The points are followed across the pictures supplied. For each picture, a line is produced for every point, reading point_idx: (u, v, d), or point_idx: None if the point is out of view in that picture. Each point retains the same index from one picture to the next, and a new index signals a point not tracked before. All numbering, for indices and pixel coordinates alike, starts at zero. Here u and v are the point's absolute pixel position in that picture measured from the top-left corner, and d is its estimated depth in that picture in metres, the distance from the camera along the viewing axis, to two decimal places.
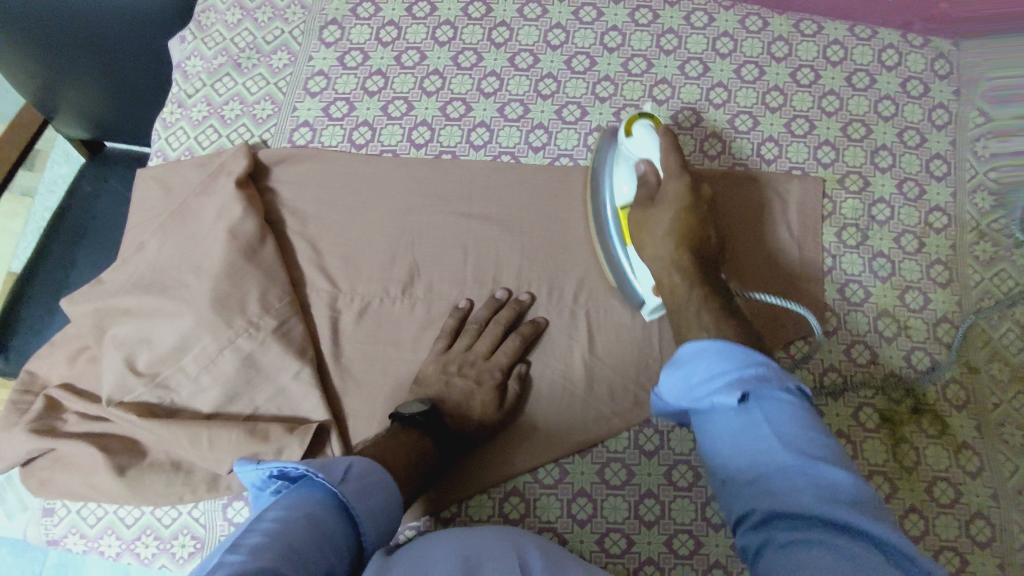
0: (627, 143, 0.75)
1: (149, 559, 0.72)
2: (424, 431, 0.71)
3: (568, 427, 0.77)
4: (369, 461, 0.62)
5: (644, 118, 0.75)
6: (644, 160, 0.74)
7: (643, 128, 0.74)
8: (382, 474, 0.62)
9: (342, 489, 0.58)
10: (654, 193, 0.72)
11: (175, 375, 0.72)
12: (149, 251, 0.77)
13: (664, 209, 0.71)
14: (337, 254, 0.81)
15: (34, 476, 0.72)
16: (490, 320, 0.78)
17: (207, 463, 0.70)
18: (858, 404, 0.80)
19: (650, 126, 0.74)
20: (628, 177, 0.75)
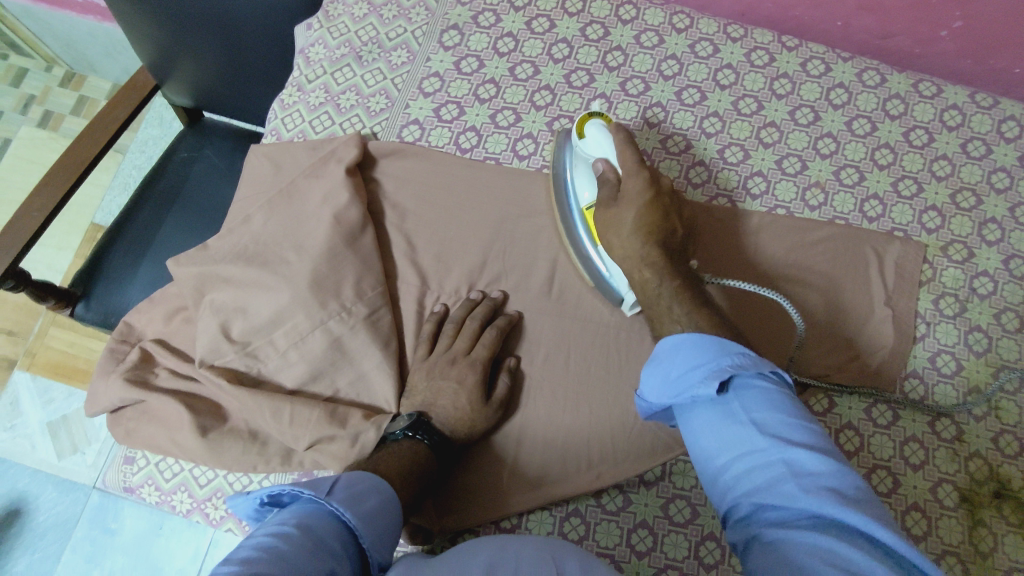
0: (581, 145, 0.78)
1: (217, 521, 0.74)
2: (415, 437, 0.70)
3: (550, 444, 0.76)
4: (356, 472, 0.61)
5: (596, 117, 0.78)
6: (602, 159, 0.76)
7: (595, 128, 0.77)
8: (371, 481, 0.61)
9: (333, 495, 0.56)
10: (617, 194, 0.74)
11: (265, 347, 0.75)
12: (255, 224, 0.79)
13: (628, 203, 0.72)
14: (430, 251, 0.82)
15: (122, 423, 0.75)
16: (467, 318, 0.78)
17: (285, 438, 0.71)
18: (938, 480, 0.77)
19: (604, 126, 0.77)
20: (589, 181, 0.78)
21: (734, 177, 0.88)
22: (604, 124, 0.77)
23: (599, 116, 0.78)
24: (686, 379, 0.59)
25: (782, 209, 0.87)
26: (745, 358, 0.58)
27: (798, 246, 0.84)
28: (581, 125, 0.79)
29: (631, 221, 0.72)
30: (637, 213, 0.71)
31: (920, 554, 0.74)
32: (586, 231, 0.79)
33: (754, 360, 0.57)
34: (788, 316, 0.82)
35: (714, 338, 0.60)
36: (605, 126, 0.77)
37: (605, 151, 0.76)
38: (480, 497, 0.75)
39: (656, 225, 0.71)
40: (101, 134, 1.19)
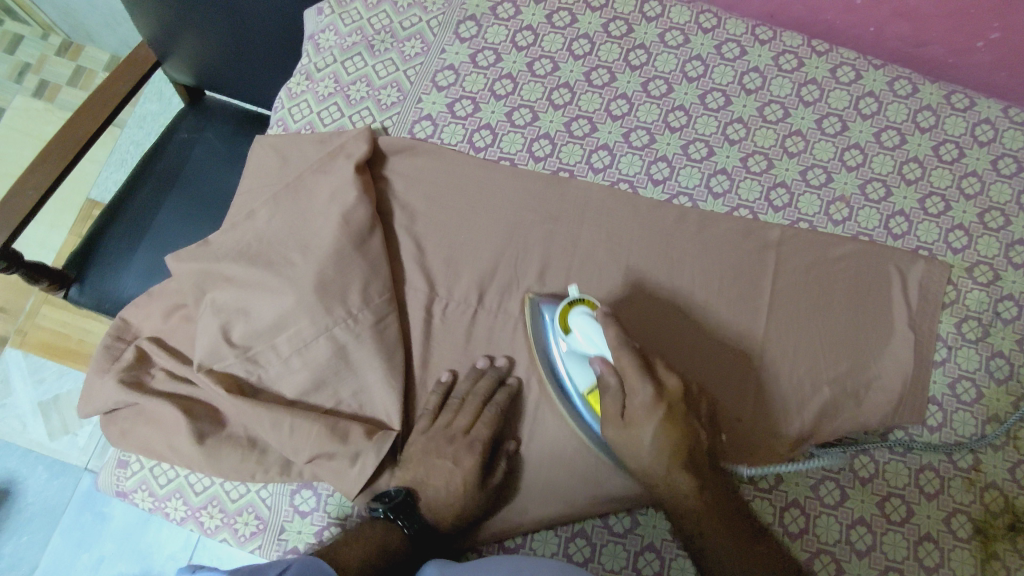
0: (570, 340, 0.71)
1: (211, 530, 0.72)
2: (394, 520, 0.68)
3: (558, 471, 0.73)
4: (309, 560, 0.59)
5: (579, 306, 0.71)
6: (598, 356, 0.68)
7: (581, 319, 0.70)
8: (320, 572, 0.59)
9: None
10: (625, 412, 0.66)
11: (267, 351, 0.72)
12: (258, 221, 0.76)
13: (646, 424, 0.65)
14: (439, 255, 0.80)
15: (116, 425, 0.73)
16: (470, 393, 0.73)
17: (285, 449, 0.69)
18: (952, 509, 0.75)
19: (588, 315, 0.70)
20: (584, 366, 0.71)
21: (757, 188, 0.85)
22: (589, 313, 0.70)
23: (582, 305, 0.71)
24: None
25: (804, 223, 0.84)
26: None
27: (819, 264, 0.82)
28: (564, 316, 0.72)
29: (645, 406, 0.65)
30: (657, 430, 0.64)
31: None
32: (591, 417, 0.72)
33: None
34: (807, 337, 0.79)
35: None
36: (591, 315, 0.70)
37: (601, 349, 0.68)
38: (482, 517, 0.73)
39: (681, 445, 0.65)
40: (99, 112, 1.14)
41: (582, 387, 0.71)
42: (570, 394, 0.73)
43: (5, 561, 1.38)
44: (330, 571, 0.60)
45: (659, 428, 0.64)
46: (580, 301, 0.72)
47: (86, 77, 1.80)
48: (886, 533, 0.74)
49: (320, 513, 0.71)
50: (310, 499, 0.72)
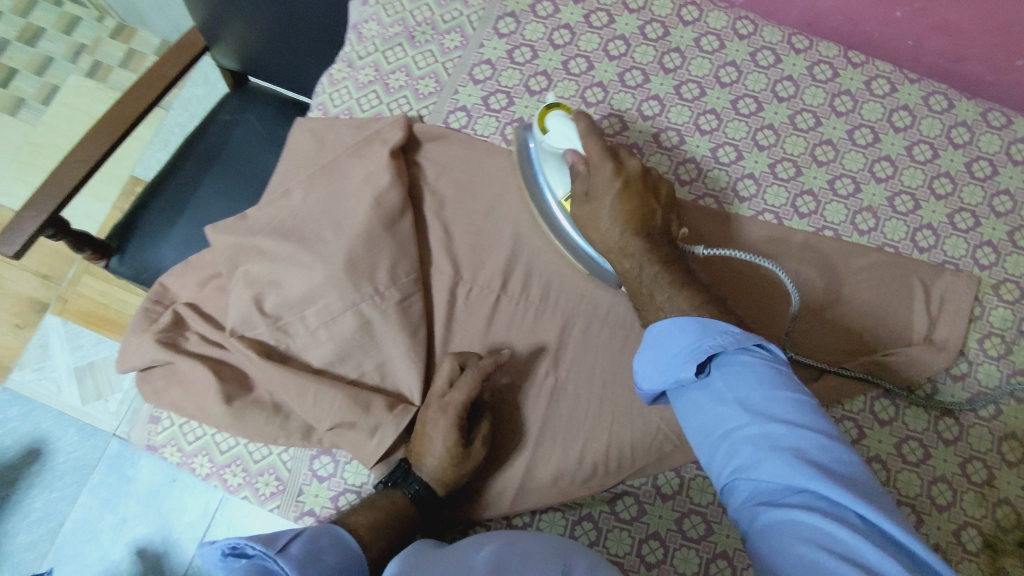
0: (547, 140, 0.78)
1: (234, 488, 0.75)
2: (404, 486, 0.71)
3: (569, 456, 0.75)
4: (321, 528, 0.64)
5: (554, 108, 0.78)
6: (570, 149, 0.75)
7: (558, 119, 0.76)
8: (333, 534, 0.64)
9: (284, 552, 0.59)
10: (590, 190, 0.73)
11: (296, 323, 0.75)
12: (295, 199, 0.79)
13: (604, 197, 0.72)
14: (466, 241, 0.82)
15: (150, 383, 0.76)
16: (471, 368, 0.71)
17: (309, 416, 0.72)
18: (962, 523, 0.75)
19: (564, 115, 0.76)
20: (560, 173, 0.78)
21: (783, 194, 0.85)
22: (564, 114, 0.77)
23: (557, 106, 0.78)
24: (687, 358, 0.57)
25: (829, 231, 0.84)
26: (728, 338, 0.57)
27: (840, 271, 0.82)
28: (542, 120, 0.79)
29: (607, 180, 0.72)
30: (614, 201, 0.71)
31: None
32: (569, 224, 0.78)
33: (737, 336, 0.56)
34: (821, 341, 0.81)
35: (712, 320, 0.59)
36: (567, 116, 0.76)
37: (570, 142, 0.75)
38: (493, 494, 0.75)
39: (636, 212, 0.71)
40: (151, 92, 1.19)
41: (559, 196, 0.78)
42: (550, 208, 0.80)
43: (35, 516, 1.44)
44: (340, 529, 0.65)
45: (620, 197, 0.71)
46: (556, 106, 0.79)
47: (136, 59, 1.87)
48: None
49: (337, 479, 0.74)
50: (328, 466, 0.75)
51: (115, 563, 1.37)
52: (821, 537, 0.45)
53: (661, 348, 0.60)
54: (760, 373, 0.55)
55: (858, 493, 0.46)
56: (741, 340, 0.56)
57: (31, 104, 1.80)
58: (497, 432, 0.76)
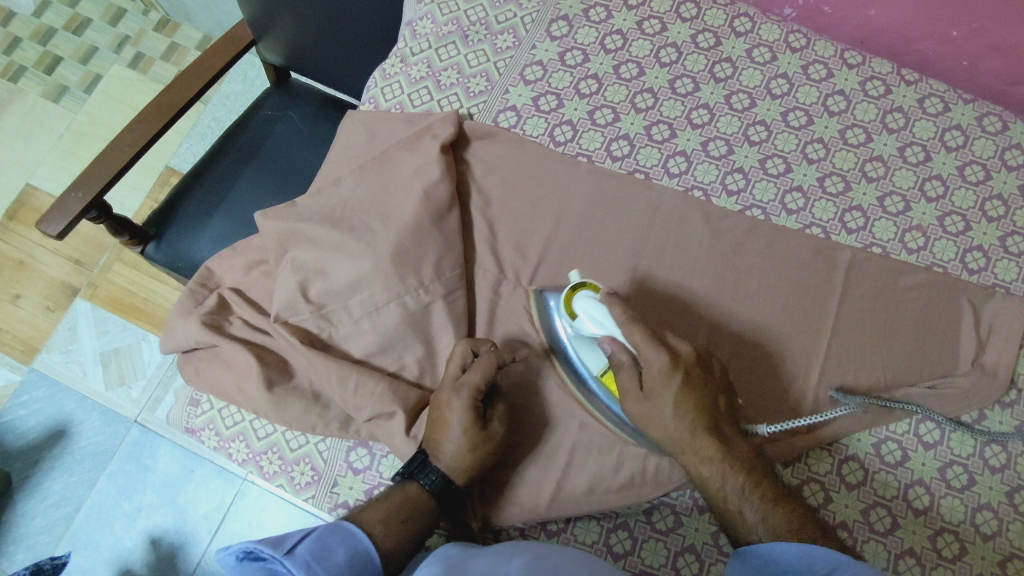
0: (575, 326, 0.72)
1: (269, 475, 0.75)
2: (416, 479, 0.68)
3: (605, 462, 0.74)
4: (332, 526, 0.62)
5: (583, 292, 0.72)
6: (606, 336, 0.70)
7: (585, 305, 0.71)
8: (343, 530, 0.62)
9: (290, 554, 0.58)
10: (642, 385, 0.69)
11: (340, 312, 0.75)
12: (344, 188, 0.80)
13: (665, 391, 0.68)
14: (510, 240, 0.82)
15: (192, 364, 0.77)
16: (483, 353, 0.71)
17: (348, 406, 0.72)
18: (1008, 553, 0.72)
19: (593, 297, 0.71)
20: (592, 347, 0.74)
21: (831, 209, 0.85)
22: (593, 297, 0.71)
23: (586, 292, 0.72)
24: (795, 568, 0.60)
25: (877, 248, 0.83)
26: (824, 560, 0.60)
27: (888, 291, 0.81)
28: (569, 304, 0.73)
29: (661, 374, 0.68)
30: (669, 362, 0.68)
31: None
32: (609, 398, 0.74)
33: (846, 563, 0.59)
34: (868, 360, 0.78)
35: (822, 547, 0.61)
36: (594, 299, 0.71)
37: (610, 331, 0.70)
38: (527, 496, 0.74)
39: (693, 394, 0.68)
40: (198, 81, 1.21)
41: (594, 368, 0.74)
42: (580, 375, 0.75)
43: (53, 499, 1.44)
44: (351, 526, 0.63)
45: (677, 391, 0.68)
46: (581, 285, 0.74)
47: (179, 51, 1.90)
48: (937, 568, 0.72)
49: (373, 472, 0.74)
50: (365, 459, 0.74)
51: (128, 549, 1.37)
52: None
53: (769, 570, 0.62)
54: None
55: None
56: (822, 562, 0.60)
57: (75, 90, 1.83)
58: (534, 434, 0.76)
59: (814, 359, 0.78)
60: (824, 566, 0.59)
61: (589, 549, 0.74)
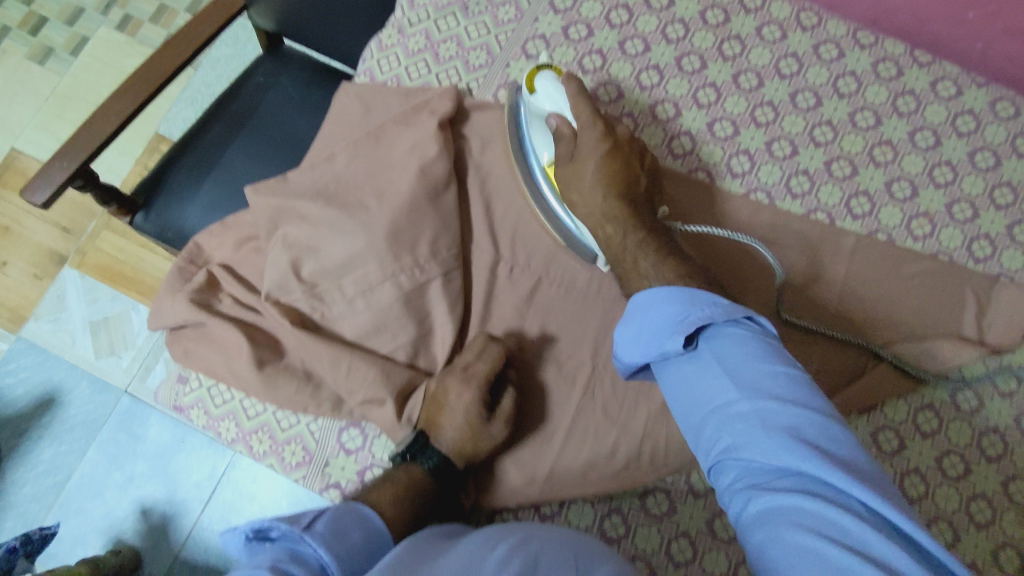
0: (534, 101, 0.77)
1: (259, 455, 0.74)
2: (414, 460, 0.68)
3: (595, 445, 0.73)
4: (344, 505, 0.61)
5: (545, 71, 0.76)
6: (556, 113, 0.75)
7: (546, 80, 0.76)
8: (356, 513, 0.61)
9: (312, 529, 0.56)
10: (574, 151, 0.73)
11: (333, 291, 0.73)
12: (339, 165, 0.78)
13: (591, 156, 0.72)
14: (509, 220, 0.80)
15: (180, 343, 0.75)
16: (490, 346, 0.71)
17: (339, 388, 0.71)
18: (1002, 542, 0.71)
19: (554, 78, 0.76)
20: (546, 136, 0.77)
21: (837, 193, 0.83)
22: (554, 77, 0.76)
23: (547, 70, 0.77)
24: (671, 325, 0.55)
25: (883, 234, 0.82)
26: (716, 308, 0.54)
27: (891, 279, 0.80)
28: (530, 79, 0.77)
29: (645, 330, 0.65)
30: (599, 163, 0.71)
31: None
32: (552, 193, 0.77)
33: (725, 307, 0.54)
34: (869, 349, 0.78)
35: (697, 290, 0.56)
36: (555, 78, 0.76)
37: (562, 106, 0.75)
38: (523, 480, 0.73)
39: (620, 173, 0.71)
40: (179, 53, 1.16)
41: (543, 160, 0.77)
42: (533, 170, 0.79)
43: (42, 469, 1.43)
44: (365, 509, 0.62)
45: (606, 160, 0.71)
46: (549, 66, 0.78)
47: (166, 14, 1.83)
48: None
49: (365, 453, 0.73)
50: (357, 440, 0.73)
51: (117, 518, 1.37)
52: (819, 524, 0.42)
53: (639, 314, 0.58)
54: (752, 350, 0.52)
55: (858, 477, 0.43)
56: (732, 310, 0.54)
57: (61, 52, 1.77)
58: (529, 417, 0.75)
59: (810, 347, 0.78)
60: (708, 325, 0.54)
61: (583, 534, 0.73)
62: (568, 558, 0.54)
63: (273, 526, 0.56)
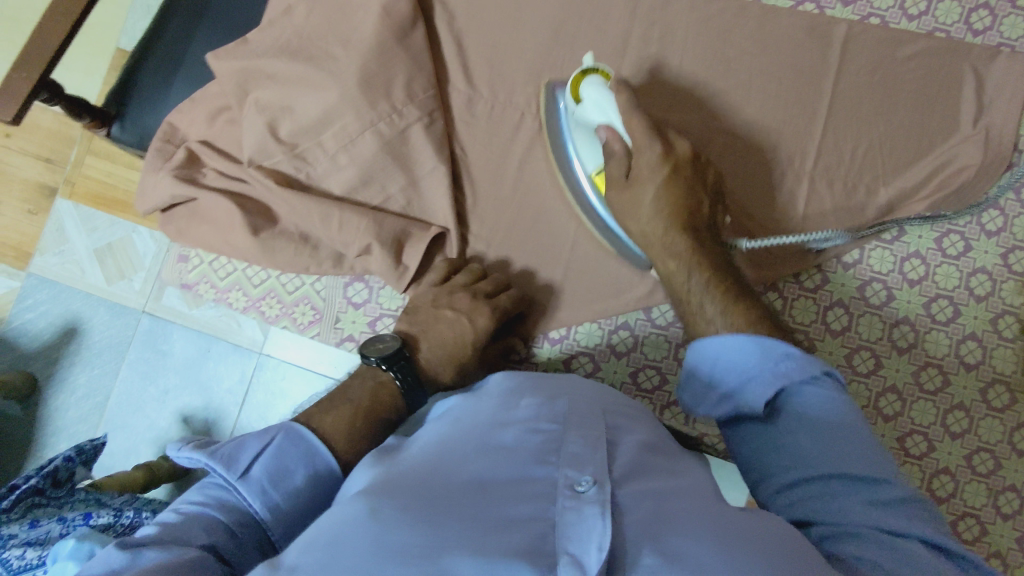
0: (580, 110, 0.70)
1: (272, 319, 0.76)
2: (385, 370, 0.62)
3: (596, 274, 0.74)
4: (293, 436, 0.53)
5: (591, 77, 0.69)
6: (604, 125, 0.68)
7: (592, 87, 0.68)
8: (305, 445, 0.54)
9: (247, 474, 0.50)
10: (629, 173, 0.67)
11: (314, 149, 0.72)
12: (298, 17, 0.74)
13: (647, 180, 0.65)
14: (483, 55, 0.77)
15: (174, 223, 0.75)
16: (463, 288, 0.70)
17: (336, 243, 0.71)
18: (1000, 311, 0.75)
19: (602, 84, 0.68)
20: (591, 142, 0.71)
21: None
22: (601, 83, 0.69)
23: (593, 74, 0.70)
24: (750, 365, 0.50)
25: (875, 18, 0.78)
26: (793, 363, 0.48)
27: (887, 63, 0.76)
28: (576, 88, 0.70)
29: (651, 164, 0.65)
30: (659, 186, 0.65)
31: (969, 380, 0.74)
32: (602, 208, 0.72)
33: (800, 361, 0.48)
34: (865, 139, 0.76)
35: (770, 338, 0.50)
36: (603, 86, 0.68)
37: (613, 119, 0.67)
38: (528, 308, 0.75)
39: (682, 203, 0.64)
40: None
41: (591, 167, 0.71)
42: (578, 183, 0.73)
43: (81, 392, 1.30)
44: (317, 441, 0.54)
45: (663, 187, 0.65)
46: (594, 70, 0.70)
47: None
48: (929, 332, 0.75)
49: (372, 304, 0.75)
50: (362, 293, 0.75)
51: (163, 429, 1.25)
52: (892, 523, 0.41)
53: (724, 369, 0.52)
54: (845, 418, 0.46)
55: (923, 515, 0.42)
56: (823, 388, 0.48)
57: None
58: (526, 251, 0.75)
59: (809, 144, 0.76)
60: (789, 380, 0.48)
61: (592, 351, 0.75)
62: (597, 414, 0.51)
63: (208, 466, 0.51)
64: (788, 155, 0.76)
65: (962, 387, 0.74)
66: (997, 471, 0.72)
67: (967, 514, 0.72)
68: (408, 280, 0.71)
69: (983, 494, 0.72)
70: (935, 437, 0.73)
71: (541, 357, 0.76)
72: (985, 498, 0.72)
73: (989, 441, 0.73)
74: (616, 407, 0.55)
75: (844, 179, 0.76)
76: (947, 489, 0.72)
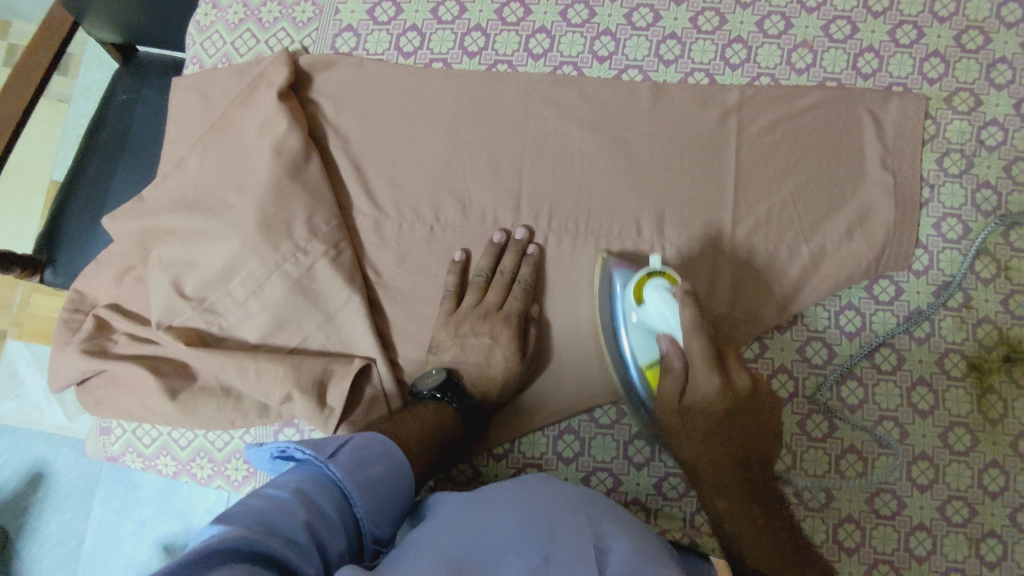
0: (641, 311, 0.65)
1: (205, 480, 0.73)
2: (443, 399, 0.67)
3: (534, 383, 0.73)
4: (370, 435, 0.58)
5: (657, 278, 0.64)
6: (666, 335, 0.64)
7: (655, 292, 0.63)
8: (380, 443, 0.58)
9: (337, 457, 0.54)
10: (684, 393, 0.63)
11: (222, 300, 0.70)
12: (191, 168, 0.73)
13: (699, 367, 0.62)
14: (383, 175, 0.76)
15: (90, 394, 0.72)
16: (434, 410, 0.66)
17: (257, 394, 0.69)
18: (944, 350, 0.73)
19: (665, 289, 0.63)
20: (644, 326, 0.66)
21: (711, 48, 0.79)
22: (667, 289, 0.63)
23: (661, 281, 0.64)
24: None
25: (766, 78, 0.79)
26: None
27: (785, 118, 0.76)
28: (638, 287, 0.65)
29: (706, 356, 0.61)
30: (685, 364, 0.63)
31: (927, 428, 0.72)
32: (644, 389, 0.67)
33: None
34: (780, 197, 0.75)
35: None
36: (666, 289, 0.63)
37: (674, 329, 0.63)
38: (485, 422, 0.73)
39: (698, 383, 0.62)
40: (43, 55, 0.93)
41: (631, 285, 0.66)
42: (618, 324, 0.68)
43: (52, 539, 1.19)
44: (389, 442, 0.59)
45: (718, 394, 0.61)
46: (660, 272, 0.65)
47: None
48: (878, 383, 0.73)
49: None
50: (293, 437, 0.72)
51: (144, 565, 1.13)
52: None
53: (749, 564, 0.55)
54: None
55: None
56: None
57: None
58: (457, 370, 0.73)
59: (724, 213, 0.74)
60: None
61: (539, 461, 0.73)
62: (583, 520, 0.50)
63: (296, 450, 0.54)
64: (706, 226, 0.74)
65: (921, 436, 0.72)
66: (973, 519, 0.70)
67: (951, 569, 0.70)
68: (337, 421, 0.68)
69: (964, 544, 0.70)
70: (903, 493, 0.71)
71: (488, 476, 0.73)
72: (965, 547, 0.70)
73: (958, 487, 0.71)
74: (595, 509, 0.53)
75: (765, 243, 0.74)
76: (926, 546, 0.70)
